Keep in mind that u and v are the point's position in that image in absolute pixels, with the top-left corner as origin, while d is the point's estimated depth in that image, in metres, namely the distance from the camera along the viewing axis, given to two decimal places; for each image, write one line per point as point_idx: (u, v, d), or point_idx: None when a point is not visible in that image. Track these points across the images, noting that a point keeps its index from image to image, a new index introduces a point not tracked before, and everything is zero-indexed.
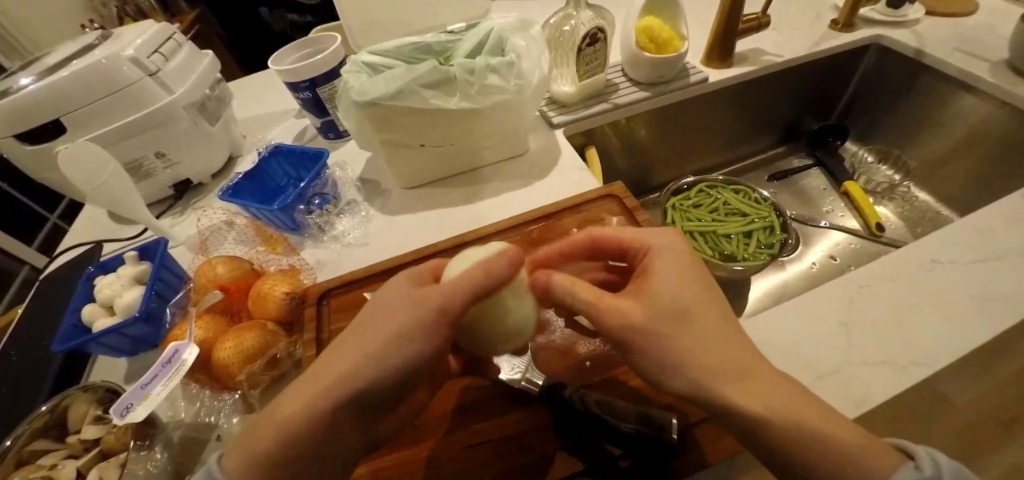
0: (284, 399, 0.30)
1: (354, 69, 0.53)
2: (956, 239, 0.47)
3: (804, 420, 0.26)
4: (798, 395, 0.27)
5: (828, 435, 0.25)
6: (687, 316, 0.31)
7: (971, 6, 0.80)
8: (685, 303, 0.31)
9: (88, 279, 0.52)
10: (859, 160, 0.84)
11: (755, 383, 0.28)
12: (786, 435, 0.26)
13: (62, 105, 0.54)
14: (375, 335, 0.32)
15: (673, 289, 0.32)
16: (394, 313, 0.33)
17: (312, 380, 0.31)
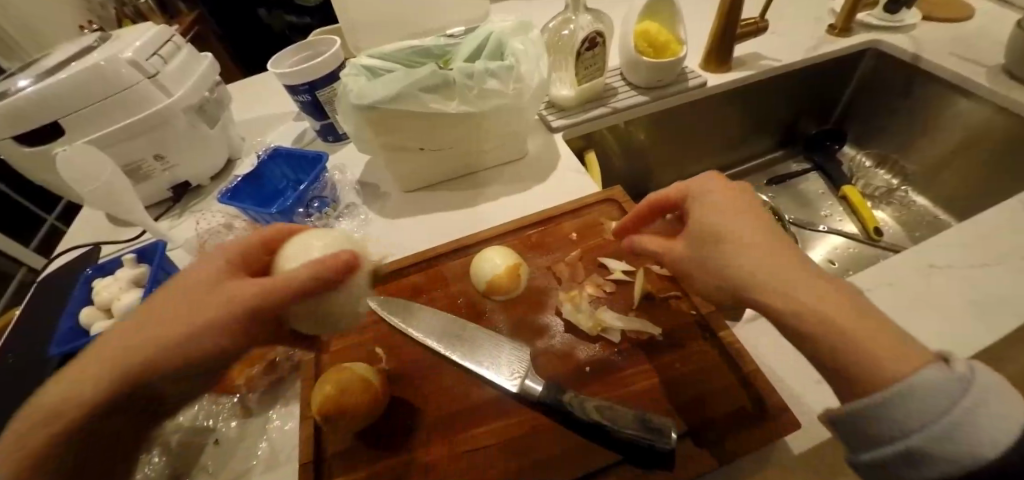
0: (103, 348, 0.30)
1: (353, 72, 0.53)
2: (954, 244, 0.47)
3: (868, 343, 0.24)
4: (847, 308, 0.25)
5: (870, 346, 0.24)
6: (742, 244, 0.29)
7: (967, 11, 0.81)
8: (730, 232, 0.30)
9: (86, 282, 0.52)
10: (858, 164, 0.85)
11: (793, 288, 0.26)
12: (826, 342, 0.25)
13: (61, 107, 0.54)
14: (171, 313, 0.30)
15: (722, 224, 0.31)
16: (182, 300, 0.31)
17: (129, 324, 0.30)
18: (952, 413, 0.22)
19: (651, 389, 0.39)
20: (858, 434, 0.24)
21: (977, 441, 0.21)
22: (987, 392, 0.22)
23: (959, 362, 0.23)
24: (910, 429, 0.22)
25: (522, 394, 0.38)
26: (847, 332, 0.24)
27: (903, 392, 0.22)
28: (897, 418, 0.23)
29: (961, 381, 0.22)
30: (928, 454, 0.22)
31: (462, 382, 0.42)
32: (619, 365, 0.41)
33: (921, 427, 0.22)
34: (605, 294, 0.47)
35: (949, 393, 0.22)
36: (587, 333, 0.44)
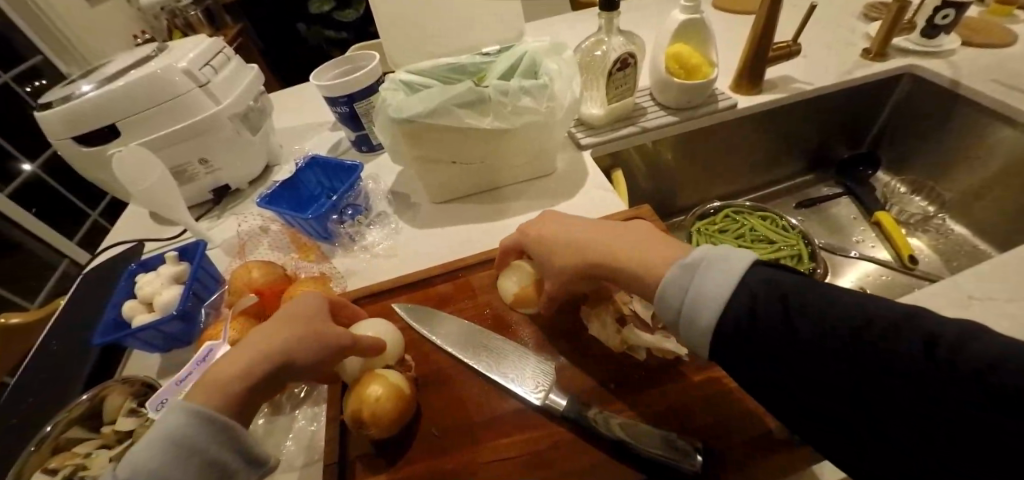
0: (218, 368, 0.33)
1: (391, 87, 0.55)
2: (997, 276, 0.45)
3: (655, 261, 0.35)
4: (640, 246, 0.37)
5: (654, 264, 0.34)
6: (554, 255, 0.42)
7: (1010, 37, 0.79)
8: (545, 241, 0.43)
9: (130, 276, 0.55)
10: (891, 189, 0.82)
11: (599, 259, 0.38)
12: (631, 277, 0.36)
13: (120, 111, 0.58)
14: (270, 332, 0.35)
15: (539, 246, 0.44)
16: (283, 326, 0.36)
17: (242, 343, 0.35)
18: (688, 290, 0.31)
19: (675, 409, 0.39)
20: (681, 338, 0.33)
21: (704, 299, 0.30)
22: (707, 269, 0.30)
23: (697, 252, 0.32)
24: (676, 314, 0.31)
25: (547, 408, 0.39)
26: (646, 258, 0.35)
27: (663, 290, 0.32)
28: (670, 311, 0.32)
29: (691, 268, 0.31)
30: (692, 324, 0.30)
31: (487, 392, 0.42)
32: (642, 384, 0.41)
33: (678, 307, 0.31)
34: (631, 312, 0.44)
35: (682, 280, 0.31)
36: (611, 353, 0.44)
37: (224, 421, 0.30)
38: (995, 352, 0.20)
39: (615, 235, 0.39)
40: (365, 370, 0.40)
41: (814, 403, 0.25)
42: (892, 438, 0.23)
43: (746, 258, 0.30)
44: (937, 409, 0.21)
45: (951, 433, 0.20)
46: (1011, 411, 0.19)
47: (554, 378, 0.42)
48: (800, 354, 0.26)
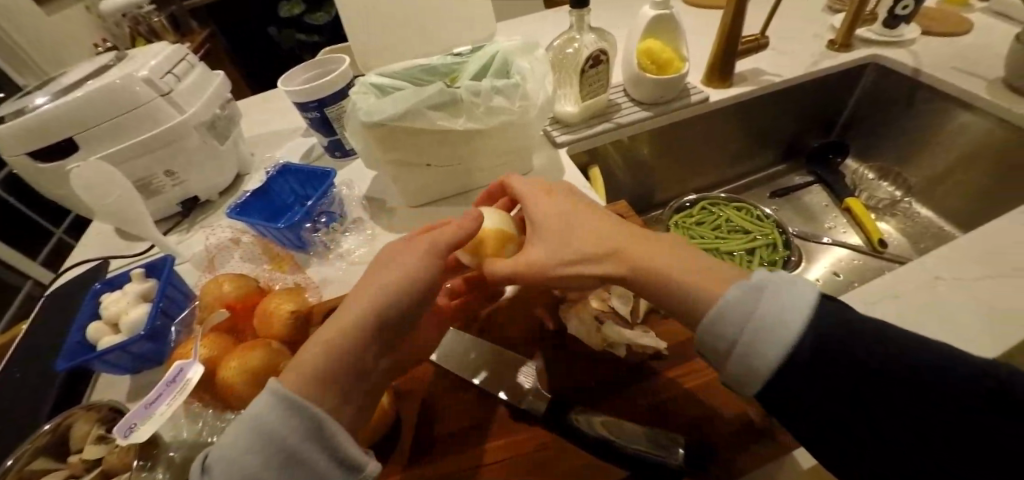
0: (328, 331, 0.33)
1: (361, 90, 0.54)
2: (962, 256, 0.47)
3: (689, 269, 0.33)
4: (673, 254, 0.35)
5: (688, 271, 0.33)
6: (569, 229, 0.38)
7: (965, 25, 0.82)
8: (570, 215, 0.40)
9: (95, 295, 0.52)
10: (860, 176, 0.85)
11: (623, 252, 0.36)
12: (650, 276, 0.34)
13: (77, 124, 0.55)
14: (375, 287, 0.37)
15: (548, 214, 0.40)
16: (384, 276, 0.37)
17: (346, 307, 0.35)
18: (755, 313, 0.29)
19: (659, 405, 0.39)
20: (711, 354, 0.32)
21: (780, 328, 0.28)
22: (777, 293, 0.29)
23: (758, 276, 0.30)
24: (731, 334, 0.29)
25: (525, 410, 0.40)
26: (674, 263, 0.34)
27: (722, 306, 0.30)
28: (722, 331, 0.30)
29: (759, 288, 0.29)
30: (752, 352, 0.28)
31: (467, 397, 0.42)
32: (625, 381, 0.41)
33: (739, 328, 0.29)
34: (611, 309, 0.44)
35: (749, 299, 0.29)
36: (591, 351, 0.44)
37: (314, 413, 0.28)
38: (982, 365, 0.25)
39: (642, 236, 0.37)
40: None
41: (822, 405, 0.27)
42: (887, 437, 0.25)
43: (813, 286, 0.29)
44: (941, 411, 0.24)
45: (946, 436, 0.24)
46: (1008, 414, 0.23)
47: (540, 380, 0.43)
48: (829, 362, 0.27)
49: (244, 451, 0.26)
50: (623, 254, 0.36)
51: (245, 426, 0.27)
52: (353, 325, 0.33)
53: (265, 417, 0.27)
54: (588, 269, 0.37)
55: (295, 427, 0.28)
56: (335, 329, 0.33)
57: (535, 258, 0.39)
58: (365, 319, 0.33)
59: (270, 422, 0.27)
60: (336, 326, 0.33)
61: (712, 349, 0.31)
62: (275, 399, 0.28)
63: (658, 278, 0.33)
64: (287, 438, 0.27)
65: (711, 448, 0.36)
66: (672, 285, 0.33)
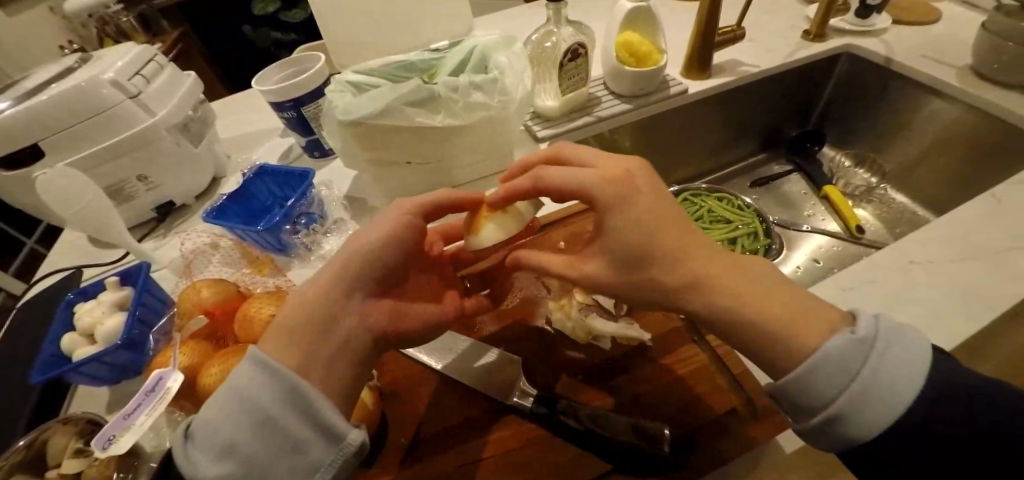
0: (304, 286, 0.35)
1: (338, 88, 0.53)
2: (933, 239, 0.48)
3: (790, 320, 0.28)
4: (769, 293, 0.29)
5: (783, 336, 0.28)
6: (649, 260, 0.32)
7: (933, 14, 0.84)
8: (655, 232, 0.31)
9: (68, 306, 0.51)
10: (837, 164, 0.86)
11: (710, 297, 0.30)
12: (740, 329, 0.29)
13: (42, 129, 0.53)
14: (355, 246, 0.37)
15: (625, 234, 0.32)
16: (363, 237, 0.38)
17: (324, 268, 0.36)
18: (850, 387, 0.25)
19: (645, 396, 0.40)
20: (792, 405, 0.27)
21: (875, 408, 0.25)
22: (892, 346, 0.26)
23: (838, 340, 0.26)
24: (833, 390, 0.25)
25: (516, 407, 0.39)
26: (769, 308, 0.28)
27: (827, 358, 0.25)
28: (821, 385, 0.26)
29: (869, 340, 0.26)
30: (841, 425, 0.25)
31: (454, 394, 0.42)
32: (609, 373, 0.42)
33: (849, 384, 0.25)
34: (594, 303, 0.47)
35: (861, 351, 0.25)
36: (578, 343, 0.44)
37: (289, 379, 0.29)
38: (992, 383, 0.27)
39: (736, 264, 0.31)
40: None
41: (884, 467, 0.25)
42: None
43: (921, 341, 0.27)
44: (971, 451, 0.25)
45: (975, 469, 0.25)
46: None
47: (527, 375, 0.42)
48: (901, 436, 0.25)
49: (222, 409, 0.29)
50: (709, 296, 0.30)
51: (226, 387, 0.30)
52: (321, 288, 0.34)
53: (239, 377, 0.30)
54: (662, 301, 0.32)
55: (262, 386, 0.29)
56: (305, 293, 0.34)
57: (602, 282, 0.35)
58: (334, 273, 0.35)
59: (243, 380, 0.29)
60: (307, 290, 0.34)
61: (793, 400, 0.27)
62: (249, 359, 0.30)
63: (740, 326, 0.29)
64: (257, 395, 0.29)
65: (697, 437, 0.36)
66: (760, 339, 0.28)
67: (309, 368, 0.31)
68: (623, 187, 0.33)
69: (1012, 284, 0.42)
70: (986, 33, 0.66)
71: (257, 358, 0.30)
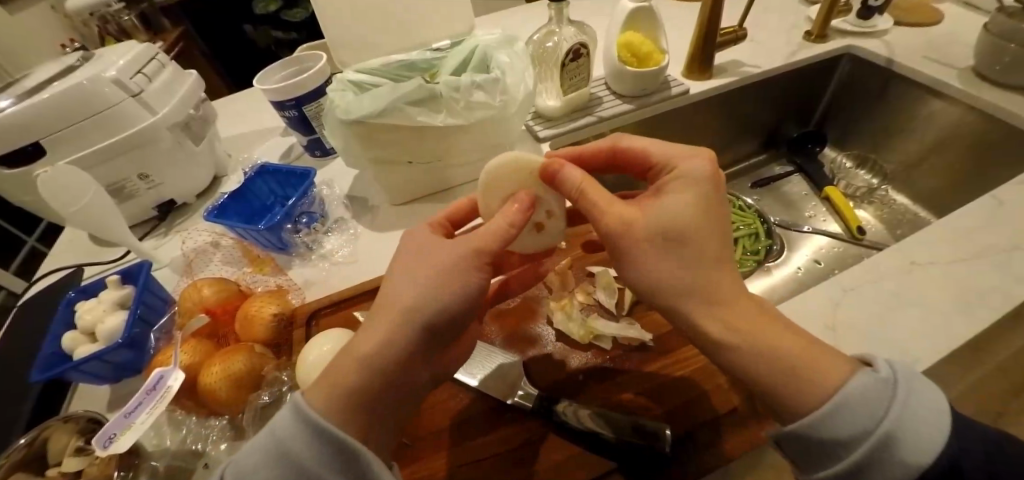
0: (361, 338, 0.30)
1: (340, 87, 0.53)
2: (934, 240, 0.48)
3: (802, 356, 0.27)
4: (777, 330, 0.29)
5: (806, 372, 0.26)
6: (685, 240, 0.31)
7: (934, 15, 0.84)
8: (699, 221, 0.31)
9: (69, 304, 0.51)
10: (838, 165, 0.87)
11: (726, 315, 0.30)
12: (739, 349, 0.29)
13: (43, 128, 0.53)
14: (427, 274, 0.32)
15: (673, 208, 0.32)
16: (425, 270, 0.32)
17: (382, 308, 0.31)
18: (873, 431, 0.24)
19: (645, 396, 0.40)
20: (805, 450, 0.26)
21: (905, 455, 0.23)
22: (914, 388, 0.25)
23: (859, 382, 0.25)
24: (852, 437, 0.24)
25: (517, 406, 0.39)
26: (783, 345, 0.28)
27: (848, 399, 0.25)
28: (839, 430, 0.25)
29: (889, 380, 0.25)
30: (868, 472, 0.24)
31: (456, 392, 0.42)
32: (610, 373, 0.42)
33: (871, 431, 0.24)
34: (594, 302, 0.48)
35: (882, 393, 0.24)
36: (579, 342, 0.45)
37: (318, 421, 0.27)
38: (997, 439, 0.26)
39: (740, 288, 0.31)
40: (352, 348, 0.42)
41: None
42: None
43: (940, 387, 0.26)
44: None
45: None
46: None
47: (528, 374, 0.43)
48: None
49: (259, 453, 0.28)
50: (721, 313, 0.30)
51: (268, 432, 0.29)
52: (391, 335, 0.30)
53: (282, 420, 0.28)
54: (679, 301, 0.31)
55: (305, 436, 0.27)
56: (375, 341, 0.30)
57: (634, 250, 0.33)
58: (401, 329, 0.30)
59: (285, 425, 0.28)
60: (375, 339, 0.30)
61: (809, 446, 0.26)
62: (292, 406, 0.28)
63: (736, 355, 0.29)
64: (295, 445, 0.27)
65: (696, 438, 0.36)
66: (762, 371, 0.28)
67: (364, 423, 0.29)
68: (712, 170, 0.34)
69: (1014, 286, 0.42)
70: (988, 34, 0.66)
71: (304, 409, 0.28)
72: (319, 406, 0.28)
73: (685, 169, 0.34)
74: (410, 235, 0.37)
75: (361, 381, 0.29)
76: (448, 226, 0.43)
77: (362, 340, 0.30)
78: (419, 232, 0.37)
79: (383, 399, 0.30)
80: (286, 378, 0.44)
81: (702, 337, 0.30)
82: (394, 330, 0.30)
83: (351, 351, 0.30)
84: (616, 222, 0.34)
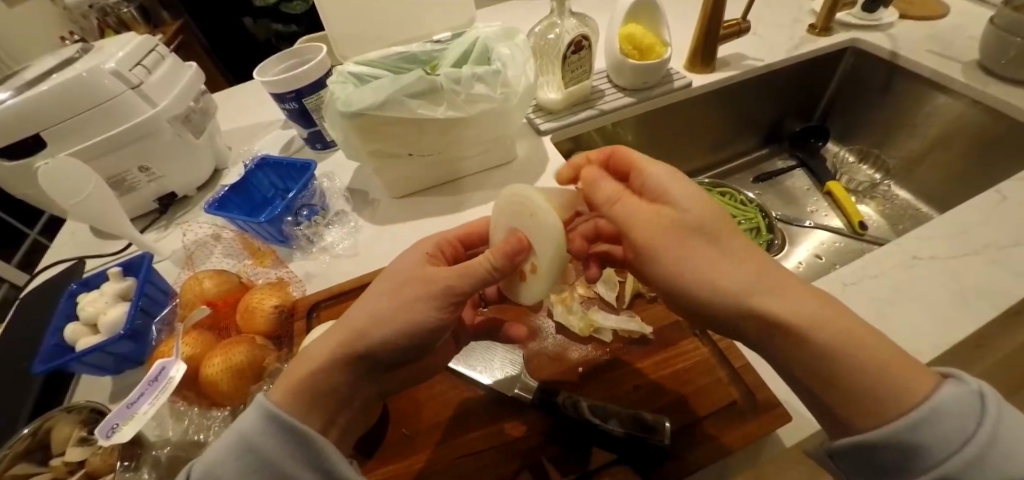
0: (316, 344, 0.32)
1: (340, 79, 0.53)
2: (936, 235, 0.48)
3: (881, 359, 0.25)
4: (840, 315, 0.27)
5: (889, 364, 0.25)
6: (713, 237, 0.30)
7: (940, 8, 0.83)
8: (712, 221, 0.31)
9: (71, 297, 0.51)
10: (840, 160, 0.86)
11: (797, 300, 0.27)
12: (821, 340, 0.26)
13: (44, 120, 0.53)
14: (373, 305, 0.32)
15: (691, 205, 0.31)
16: (382, 297, 0.32)
17: (336, 326, 0.32)
18: (966, 443, 0.22)
19: (645, 388, 0.40)
20: (871, 461, 0.25)
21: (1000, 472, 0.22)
22: (1003, 406, 0.23)
23: (943, 392, 0.23)
24: (936, 446, 0.23)
25: (517, 399, 0.40)
26: (843, 347, 0.25)
27: (937, 408, 0.23)
28: (922, 442, 0.23)
29: (976, 394, 0.23)
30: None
31: (456, 387, 0.42)
32: (609, 367, 0.42)
33: (961, 446, 0.22)
34: (595, 295, 0.48)
35: (970, 409, 0.23)
36: (579, 335, 0.45)
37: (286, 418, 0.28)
38: None
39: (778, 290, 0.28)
40: None
41: None
42: None
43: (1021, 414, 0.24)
44: None
45: None
46: None
47: (525, 368, 0.43)
48: None
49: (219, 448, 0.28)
50: (792, 297, 0.27)
51: (233, 426, 0.29)
52: (338, 347, 0.31)
53: (246, 418, 0.28)
54: (750, 299, 0.28)
55: (267, 431, 0.28)
56: (324, 348, 0.31)
57: (680, 261, 0.30)
58: (340, 348, 0.31)
59: (248, 421, 0.28)
60: (325, 346, 0.31)
61: (882, 458, 0.24)
62: (255, 404, 0.29)
63: (812, 345, 0.26)
64: (255, 442, 0.27)
65: (696, 432, 0.36)
66: (846, 363, 0.25)
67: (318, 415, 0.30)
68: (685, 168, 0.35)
69: (1014, 281, 0.42)
70: (993, 27, 0.66)
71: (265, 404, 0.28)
72: (275, 398, 0.29)
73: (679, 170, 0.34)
74: (416, 250, 0.37)
75: (303, 379, 0.30)
76: (458, 247, 0.42)
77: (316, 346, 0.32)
78: (418, 252, 0.37)
79: (334, 396, 0.31)
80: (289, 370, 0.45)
81: (783, 334, 0.27)
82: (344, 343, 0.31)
83: (305, 355, 0.31)
84: (647, 234, 0.32)
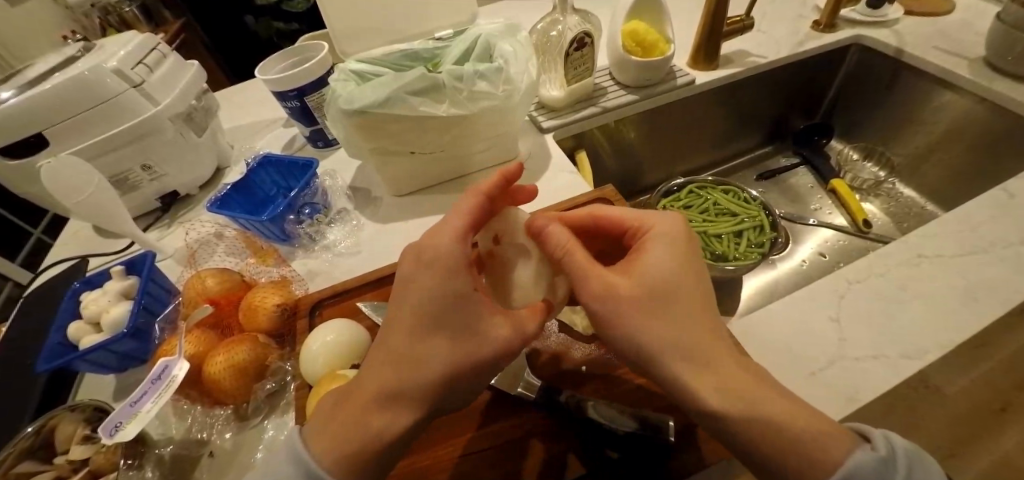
0: (372, 409, 0.28)
1: (342, 77, 0.53)
2: (939, 233, 0.48)
3: (797, 427, 0.24)
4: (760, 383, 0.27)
5: (808, 426, 0.25)
6: (668, 295, 0.30)
7: (947, 5, 0.82)
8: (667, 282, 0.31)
9: (73, 295, 0.50)
10: (845, 157, 0.86)
11: (717, 374, 0.27)
12: (741, 410, 0.25)
13: (46, 118, 0.52)
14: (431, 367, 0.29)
15: (659, 267, 0.31)
16: (434, 355, 0.29)
17: (389, 397, 0.29)
18: None
19: (648, 388, 0.39)
20: None
21: None
22: (909, 461, 0.23)
23: (853, 459, 0.23)
24: None
25: (520, 397, 0.39)
26: (758, 414, 0.25)
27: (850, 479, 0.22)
28: None
29: (886, 457, 0.23)
30: None
31: None
32: (614, 365, 0.42)
33: None
34: None
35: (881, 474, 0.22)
36: (581, 333, 0.45)
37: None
38: None
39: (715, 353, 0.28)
40: (329, 370, 0.41)
41: None
42: None
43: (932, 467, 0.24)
44: None
45: None
46: None
47: (529, 366, 0.43)
48: None
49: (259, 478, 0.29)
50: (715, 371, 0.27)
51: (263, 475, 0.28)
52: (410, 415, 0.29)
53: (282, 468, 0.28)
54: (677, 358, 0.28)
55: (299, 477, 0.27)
56: (391, 418, 0.28)
57: (629, 317, 0.30)
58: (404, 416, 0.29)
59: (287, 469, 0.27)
60: (394, 417, 0.29)
61: None
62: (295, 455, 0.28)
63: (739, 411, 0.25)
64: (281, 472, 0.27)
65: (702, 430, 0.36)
66: (765, 432, 0.25)
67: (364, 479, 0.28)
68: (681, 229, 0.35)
69: (1018, 280, 0.42)
70: (999, 23, 0.65)
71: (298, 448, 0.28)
72: (319, 452, 0.27)
73: (682, 233, 0.35)
74: (440, 291, 0.30)
75: (367, 447, 0.28)
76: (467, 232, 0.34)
77: (372, 411, 0.28)
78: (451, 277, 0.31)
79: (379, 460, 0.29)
80: (289, 367, 0.45)
81: (707, 387, 0.27)
82: (411, 423, 0.29)
83: (365, 422, 0.28)
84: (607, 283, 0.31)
